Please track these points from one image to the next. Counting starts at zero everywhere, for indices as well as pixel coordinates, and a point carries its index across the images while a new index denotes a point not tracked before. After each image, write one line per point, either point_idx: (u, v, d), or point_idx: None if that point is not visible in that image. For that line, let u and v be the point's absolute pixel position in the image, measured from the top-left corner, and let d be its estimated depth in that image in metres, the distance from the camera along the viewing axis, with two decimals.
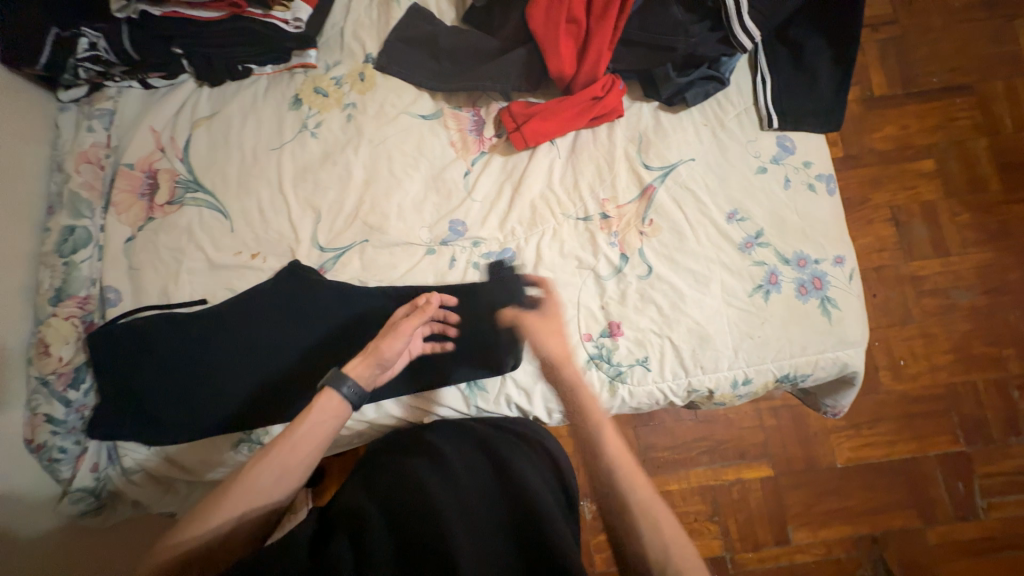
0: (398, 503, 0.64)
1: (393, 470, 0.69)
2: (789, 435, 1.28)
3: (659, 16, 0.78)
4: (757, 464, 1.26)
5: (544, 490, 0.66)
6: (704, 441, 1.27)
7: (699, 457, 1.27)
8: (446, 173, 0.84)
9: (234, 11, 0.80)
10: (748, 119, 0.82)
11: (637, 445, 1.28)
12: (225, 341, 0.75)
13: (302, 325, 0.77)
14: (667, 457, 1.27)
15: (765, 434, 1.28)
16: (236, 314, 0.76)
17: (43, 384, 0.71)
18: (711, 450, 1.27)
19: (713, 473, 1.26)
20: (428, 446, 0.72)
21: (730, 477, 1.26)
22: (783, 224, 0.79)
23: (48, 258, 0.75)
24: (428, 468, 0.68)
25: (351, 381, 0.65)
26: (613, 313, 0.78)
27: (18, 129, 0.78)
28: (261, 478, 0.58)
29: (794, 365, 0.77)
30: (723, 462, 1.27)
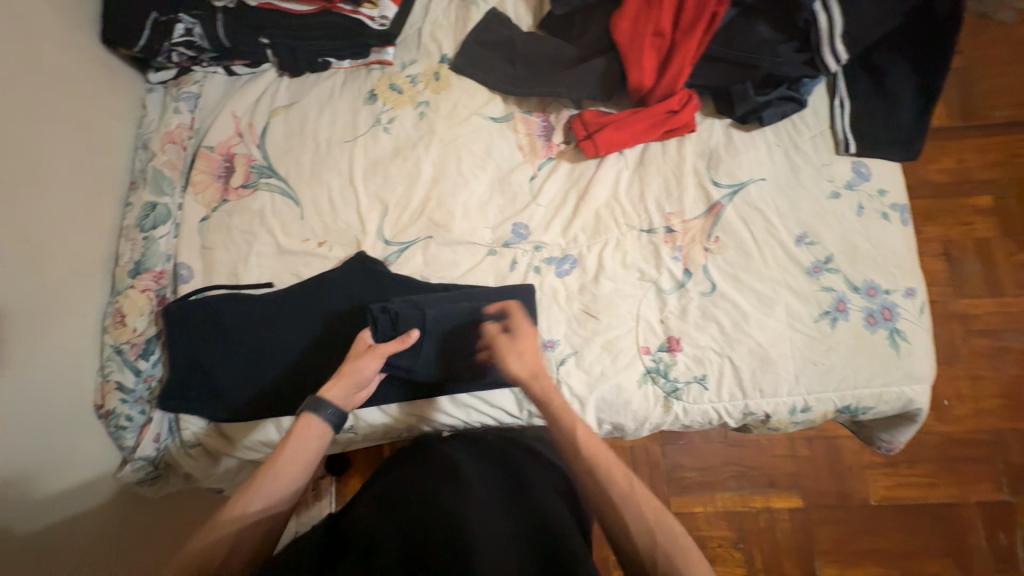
0: (415, 511, 0.62)
1: (406, 478, 0.69)
2: (821, 467, 1.25)
3: (745, 36, 0.78)
4: (787, 495, 1.23)
5: (567, 513, 0.65)
6: (733, 466, 1.25)
7: (727, 482, 1.24)
8: (512, 176, 0.84)
9: (325, 6, 0.83)
10: (823, 143, 0.81)
11: (663, 463, 1.26)
12: (289, 326, 0.76)
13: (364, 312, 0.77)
14: (693, 478, 1.25)
15: (797, 464, 1.25)
16: (300, 300, 0.77)
17: (117, 352, 0.73)
18: (740, 476, 1.24)
19: (740, 499, 1.23)
20: (449, 457, 0.71)
21: (759, 505, 1.23)
22: (854, 250, 0.77)
23: (130, 232, 0.79)
24: (448, 478, 0.66)
25: (333, 405, 0.66)
26: (673, 328, 0.77)
27: (111, 107, 0.82)
28: (249, 510, 0.58)
29: (857, 396, 0.75)
30: (752, 489, 1.24)
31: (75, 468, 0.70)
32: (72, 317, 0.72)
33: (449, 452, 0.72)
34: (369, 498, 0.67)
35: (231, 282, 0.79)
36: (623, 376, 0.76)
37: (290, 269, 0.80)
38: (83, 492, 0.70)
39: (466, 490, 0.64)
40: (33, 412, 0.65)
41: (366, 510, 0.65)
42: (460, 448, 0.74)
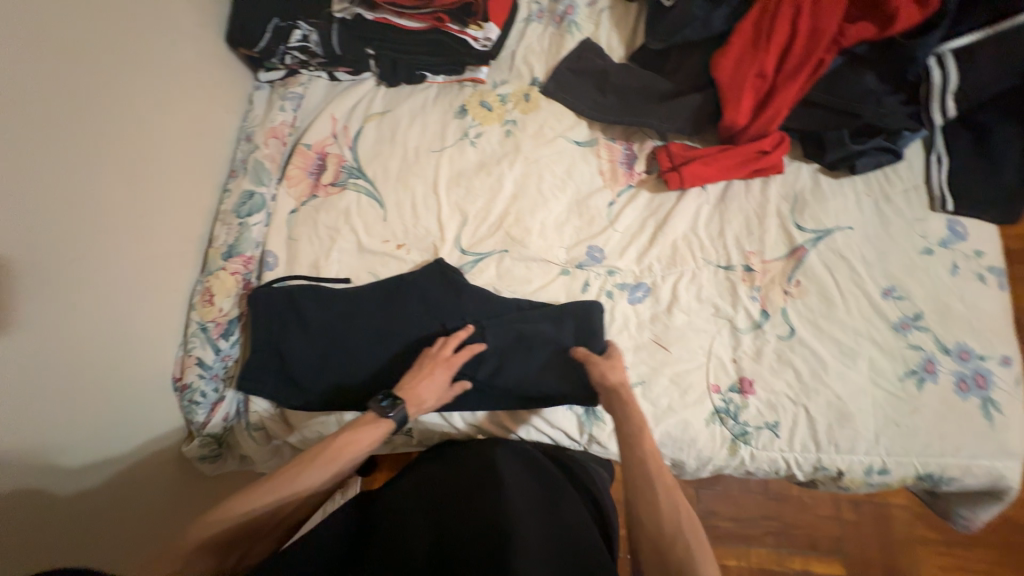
0: (449, 517, 0.61)
1: (446, 479, 0.66)
2: (870, 535, 1.16)
3: (850, 83, 0.76)
4: (830, 560, 1.14)
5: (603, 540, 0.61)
6: (772, 522, 1.18)
7: (765, 537, 1.17)
8: (591, 200, 0.85)
9: (436, 24, 0.86)
10: (917, 197, 0.79)
11: (697, 508, 1.20)
12: (366, 324, 0.78)
13: (434, 316, 0.79)
14: (729, 528, 1.18)
15: (843, 529, 1.16)
16: (378, 300, 0.79)
17: (202, 329, 0.77)
18: (780, 533, 1.17)
19: (778, 558, 1.15)
20: (489, 461, 0.67)
21: (797, 567, 1.15)
22: (946, 310, 0.74)
23: (227, 217, 0.83)
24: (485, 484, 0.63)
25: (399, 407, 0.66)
26: (746, 369, 0.75)
27: (224, 100, 0.89)
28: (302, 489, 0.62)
29: (943, 465, 0.70)
30: (791, 549, 1.16)
31: (145, 434, 0.73)
32: (166, 290, 0.76)
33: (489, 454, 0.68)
34: (402, 495, 0.66)
35: (311, 273, 0.82)
36: (690, 413, 0.74)
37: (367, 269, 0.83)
38: (150, 459, 0.73)
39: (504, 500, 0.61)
40: (118, 375, 0.68)
41: (400, 505, 0.64)
42: (504, 446, 0.70)
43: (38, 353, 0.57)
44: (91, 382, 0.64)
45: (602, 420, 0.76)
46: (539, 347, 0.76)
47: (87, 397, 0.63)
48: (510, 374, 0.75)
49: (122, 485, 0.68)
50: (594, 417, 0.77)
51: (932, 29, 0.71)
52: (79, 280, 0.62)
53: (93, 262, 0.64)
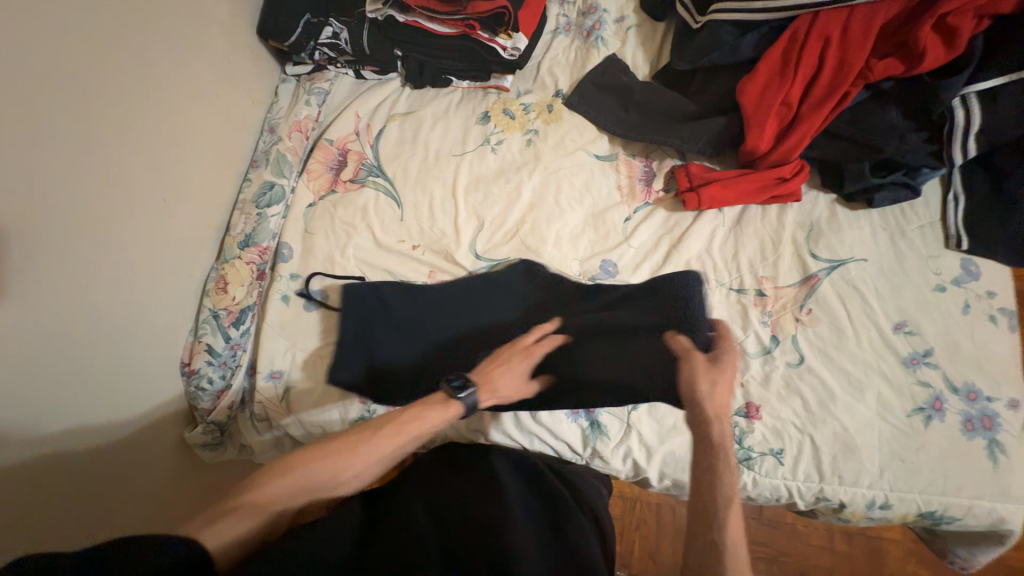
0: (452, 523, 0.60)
1: (448, 482, 0.66)
2: (860, 569, 1.13)
3: (874, 118, 0.77)
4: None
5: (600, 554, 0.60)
6: (762, 548, 1.17)
7: (756, 564, 1.16)
8: (608, 214, 0.85)
9: (465, 31, 0.86)
10: (932, 234, 0.79)
11: None
12: (446, 318, 0.79)
13: (513, 303, 0.80)
14: None
15: (833, 560, 1.15)
16: (458, 295, 0.80)
17: (214, 316, 0.78)
18: (772, 560, 1.16)
19: None
20: (490, 472, 0.67)
21: None
22: (956, 349, 0.74)
23: (247, 206, 0.84)
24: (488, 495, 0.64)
25: (470, 390, 0.68)
26: (753, 395, 0.75)
27: (251, 90, 0.90)
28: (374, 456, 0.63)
29: (945, 505, 0.69)
30: None
31: (150, 418, 0.72)
32: (182, 276, 0.76)
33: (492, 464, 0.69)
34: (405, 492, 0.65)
35: (325, 268, 0.82)
36: None
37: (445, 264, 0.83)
38: (151, 442, 0.73)
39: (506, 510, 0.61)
40: (128, 358, 0.68)
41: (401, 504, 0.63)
42: (507, 458, 0.71)
43: (49, 333, 0.57)
44: (99, 363, 0.64)
45: (607, 433, 0.74)
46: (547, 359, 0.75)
47: (94, 378, 0.64)
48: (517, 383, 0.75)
49: (121, 465, 0.68)
50: (599, 431, 0.75)
51: (962, 72, 0.72)
52: (96, 261, 0.63)
53: (113, 243, 0.65)
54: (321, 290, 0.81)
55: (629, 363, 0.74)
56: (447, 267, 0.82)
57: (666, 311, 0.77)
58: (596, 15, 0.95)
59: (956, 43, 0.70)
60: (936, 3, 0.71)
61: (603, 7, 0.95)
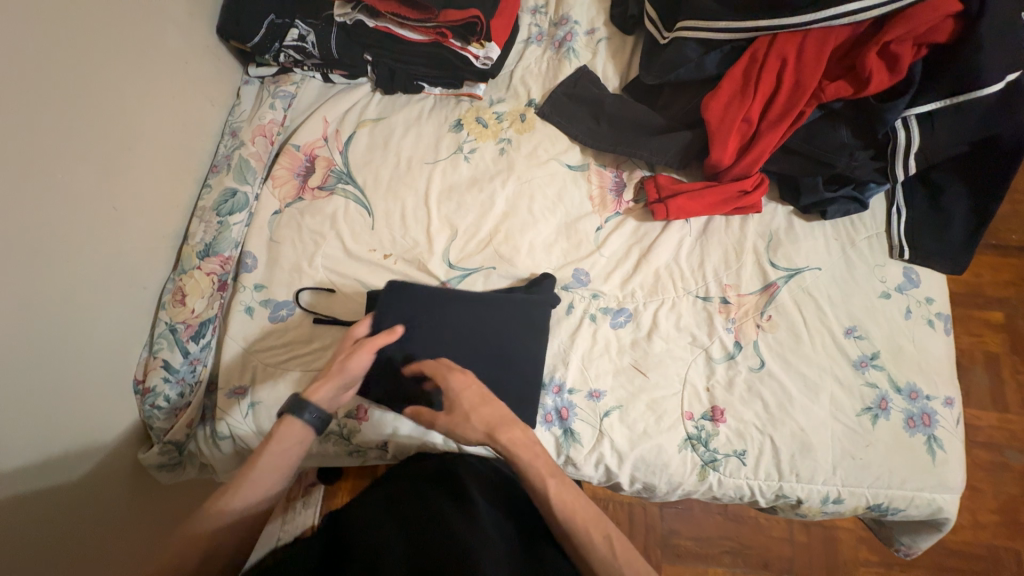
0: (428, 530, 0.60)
1: (419, 497, 0.65)
2: (816, 556, 1.20)
3: (826, 136, 0.81)
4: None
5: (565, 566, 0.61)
6: (727, 541, 1.22)
7: (722, 557, 1.20)
8: (580, 224, 0.87)
9: (437, 38, 0.86)
10: (878, 244, 0.85)
11: (660, 526, 1.23)
12: (465, 331, 0.74)
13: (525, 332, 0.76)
14: (688, 546, 1.22)
15: (792, 549, 1.21)
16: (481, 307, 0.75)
17: (171, 330, 0.74)
18: (736, 552, 1.21)
19: None
20: (459, 481, 0.67)
21: None
22: (899, 351, 0.79)
23: (207, 214, 0.80)
24: (453, 499, 0.64)
25: (313, 407, 0.62)
26: (718, 399, 0.78)
27: (210, 92, 0.86)
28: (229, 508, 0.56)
29: (890, 497, 0.75)
30: (746, 569, 1.19)
31: (101, 440, 0.68)
32: (136, 289, 0.72)
33: (457, 471, 0.69)
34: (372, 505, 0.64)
35: (292, 278, 0.80)
36: (664, 438, 0.76)
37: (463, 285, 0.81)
38: (104, 463, 0.69)
39: (472, 513, 0.62)
40: (77, 377, 0.64)
41: (367, 516, 0.62)
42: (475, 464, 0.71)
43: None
44: (47, 385, 0.60)
45: (580, 440, 0.76)
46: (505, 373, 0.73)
47: (42, 400, 0.59)
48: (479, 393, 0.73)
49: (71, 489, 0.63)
50: (572, 438, 0.76)
51: (900, 96, 0.77)
52: (42, 273, 0.58)
53: (57, 254, 0.60)
54: (287, 301, 0.78)
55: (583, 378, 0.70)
56: (420, 276, 0.81)
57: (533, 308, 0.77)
58: (567, 26, 0.96)
59: (898, 68, 0.74)
60: (881, 31, 0.75)
61: (574, 18, 0.97)
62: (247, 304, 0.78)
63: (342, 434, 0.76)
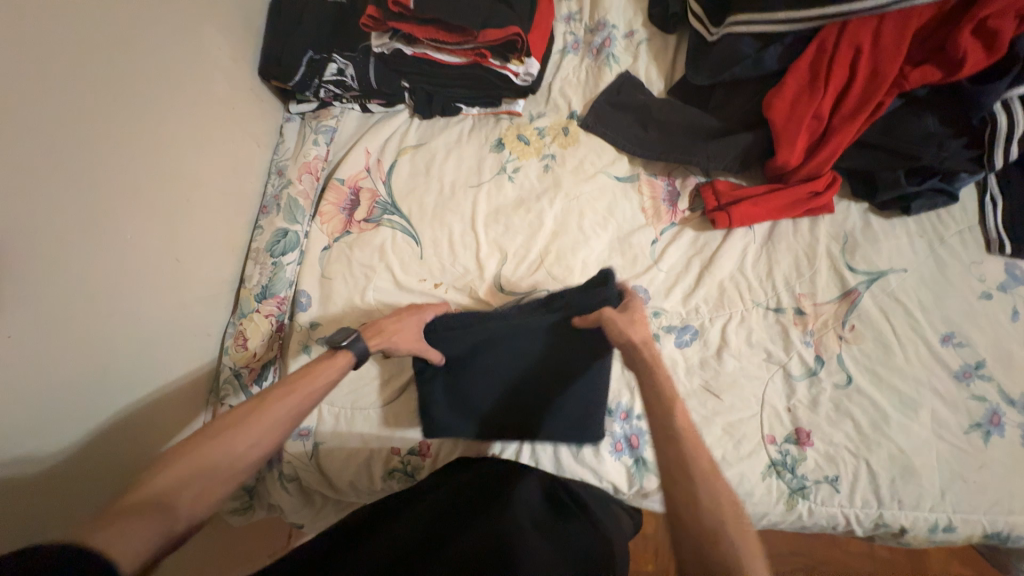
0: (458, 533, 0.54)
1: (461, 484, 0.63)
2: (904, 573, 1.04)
3: (909, 126, 0.75)
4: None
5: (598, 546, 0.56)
6: (801, 557, 1.05)
7: None
8: (634, 238, 0.82)
9: (476, 60, 0.84)
10: (972, 239, 0.77)
11: None
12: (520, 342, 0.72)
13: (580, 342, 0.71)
14: None
15: (875, 565, 1.04)
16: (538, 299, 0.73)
17: (236, 375, 0.75)
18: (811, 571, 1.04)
19: None
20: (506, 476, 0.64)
21: None
22: (1009, 358, 0.71)
23: (261, 256, 0.81)
24: (494, 506, 0.58)
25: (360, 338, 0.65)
26: (803, 420, 0.71)
27: (256, 133, 0.87)
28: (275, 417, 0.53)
29: (1012, 524, 0.66)
30: None
31: None
32: (200, 336, 0.74)
33: (511, 485, 0.62)
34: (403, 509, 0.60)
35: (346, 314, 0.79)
36: (745, 466, 0.70)
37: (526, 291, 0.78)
38: None
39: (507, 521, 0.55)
40: (148, 428, 0.66)
41: (403, 520, 0.57)
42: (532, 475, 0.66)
43: (62, 418, 0.54)
44: (120, 440, 0.61)
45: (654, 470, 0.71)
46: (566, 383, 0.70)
47: (118, 453, 0.61)
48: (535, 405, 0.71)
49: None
50: (644, 467, 0.71)
51: (1001, 76, 0.69)
52: (114, 334, 0.60)
53: (128, 313, 0.62)
54: None
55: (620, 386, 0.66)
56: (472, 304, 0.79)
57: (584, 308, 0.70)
58: (605, 31, 0.92)
59: (998, 46, 0.67)
60: (975, 6, 0.67)
61: (612, 22, 0.93)
62: (303, 343, 0.77)
63: (407, 471, 0.73)
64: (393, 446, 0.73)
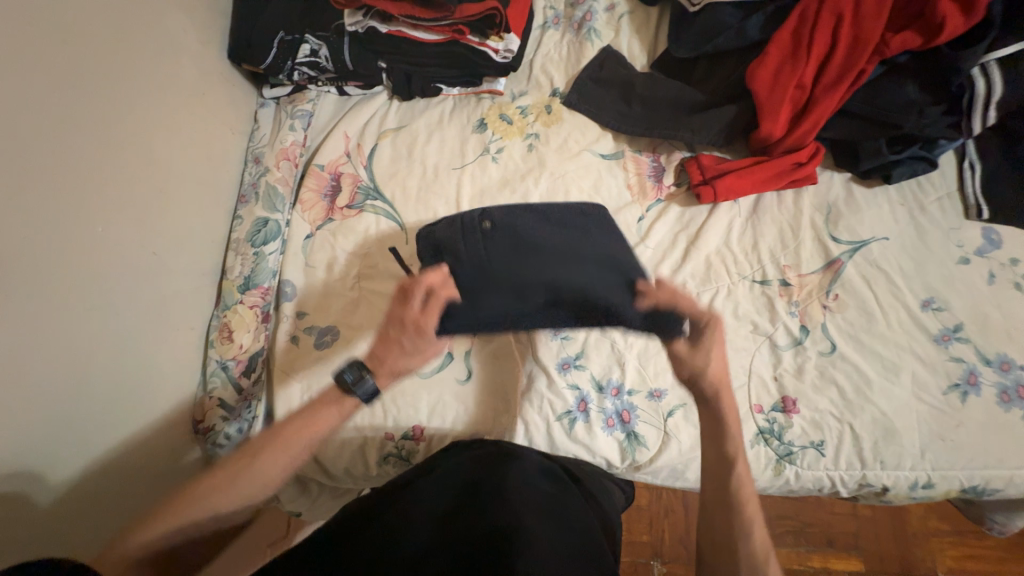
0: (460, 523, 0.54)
1: (456, 469, 0.63)
2: (885, 531, 1.08)
3: (890, 94, 0.75)
4: (846, 557, 1.06)
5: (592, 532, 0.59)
6: (789, 521, 1.09)
7: (783, 537, 1.08)
8: (620, 215, 0.82)
9: (455, 36, 0.82)
10: (951, 205, 0.79)
11: None
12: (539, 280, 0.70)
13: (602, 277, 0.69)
14: None
15: (858, 525, 1.08)
16: (542, 228, 0.71)
17: (223, 368, 0.74)
18: (798, 532, 1.08)
19: (797, 557, 1.07)
20: (503, 459, 0.64)
21: (816, 566, 1.06)
22: (986, 320, 0.73)
23: (242, 246, 0.79)
24: (492, 493, 0.57)
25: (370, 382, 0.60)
26: (788, 388, 0.73)
27: (229, 119, 0.84)
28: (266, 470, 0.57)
29: (987, 478, 0.69)
30: (810, 547, 1.07)
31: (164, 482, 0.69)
32: (183, 330, 0.73)
33: (506, 467, 0.62)
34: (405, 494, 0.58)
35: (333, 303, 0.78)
36: None
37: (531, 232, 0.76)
38: None
39: (507, 510, 0.55)
40: (135, 424, 0.64)
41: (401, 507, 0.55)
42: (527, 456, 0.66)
43: (49, 417, 0.53)
44: (107, 438, 0.60)
45: (645, 444, 0.72)
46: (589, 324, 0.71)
47: (105, 451, 0.60)
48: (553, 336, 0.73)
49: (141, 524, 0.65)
50: (636, 441, 0.73)
51: (975, 43, 0.70)
52: (94, 330, 0.59)
53: (107, 308, 0.60)
54: (331, 327, 0.77)
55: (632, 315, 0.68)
56: None
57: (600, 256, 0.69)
58: (585, 5, 0.91)
59: (976, 10, 0.67)
60: None
61: None
62: (291, 333, 0.77)
63: (402, 455, 0.73)
64: (386, 432, 0.73)
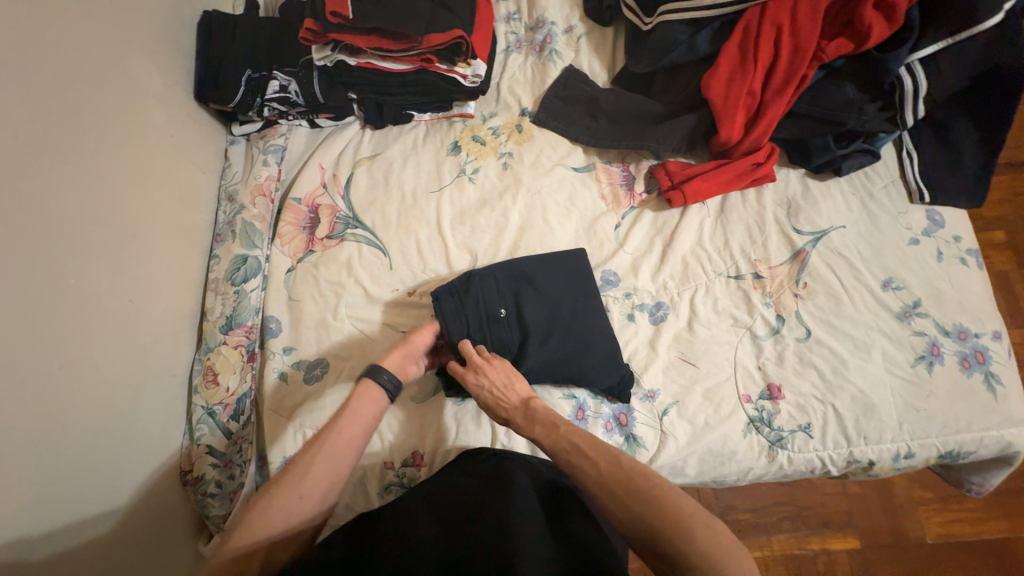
0: (453, 537, 0.52)
1: (456, 485, 0.60)
2: (874, 506, 1.12)
3: (833, 95, 0.81)
4: (842, 535, 1.10)
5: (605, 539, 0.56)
6: (785, 506, 1.12)
7: (782, 523, 1.10)
8: (598, 225, 0.85)
9: (422, 65, 0.84)
10: (897, 192, 0.85)
11: (713, 505, 1.12)
12: (538, 320, 0.75)
13: (586, 316, 0.76)
14: (747, 520, 1.11)
15: (850, 503, 1.12)
16: (533, 267, 0.78)
17: (210, 414, 0.72)
18: (795, 517, 1.11)
19: (797, 541, 1.09)
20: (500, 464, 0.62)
21: (815, 547, 1.09)
22: (940, 295, 0.79)
23: (222, 286, 0.78)
24: (496, 500, 0.55)
25: (388, 371, 0.65)
26: (772, 375, 0.76)
27: (200, 158, 0.83)
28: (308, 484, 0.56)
29: (959, 442, 0.73)
30: (808, 530, 1.10)
31: (152, 539, 0.65)
32: (165, 377, 0.70)
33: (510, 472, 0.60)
34: (415, 510, 0.57)
35: (319, 335, 0.76)
36: (726, 427, 0.74)
37: (516, 271, 0.77)
38: (163, 558, 0.66)
39: (513, 514, 0.52)
40: (120, 482, 0.61)
41: (414, 528, 0.54)
42: (538, 467, 0.64)
43: (29, 485, 0.50)
44: (89, 499, 0.57)
45: (644, 444, 0.73)
46: (582, 355, 0.73)
47: (89, 514, 0.57)
48: (547, 365, 0.73)
49: None
50: (636, 444, 0.73)
51: (902, 44, 0.77)
52: (70, 388, 0.55)
53: (82, 363, 0.57)
54: (321, 359, 0.75)
55: (612, 345, 0.75)
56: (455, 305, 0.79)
57: (575, 284, 0.78)
58: (545, 29, 0.95)
59: (896, 16, 0.74)
60: None
61: (550, 19, 0.95)
62: (279, 370, 0.75)
63: (403, 484, 0.72)
64: (385, 461, 0.72)
